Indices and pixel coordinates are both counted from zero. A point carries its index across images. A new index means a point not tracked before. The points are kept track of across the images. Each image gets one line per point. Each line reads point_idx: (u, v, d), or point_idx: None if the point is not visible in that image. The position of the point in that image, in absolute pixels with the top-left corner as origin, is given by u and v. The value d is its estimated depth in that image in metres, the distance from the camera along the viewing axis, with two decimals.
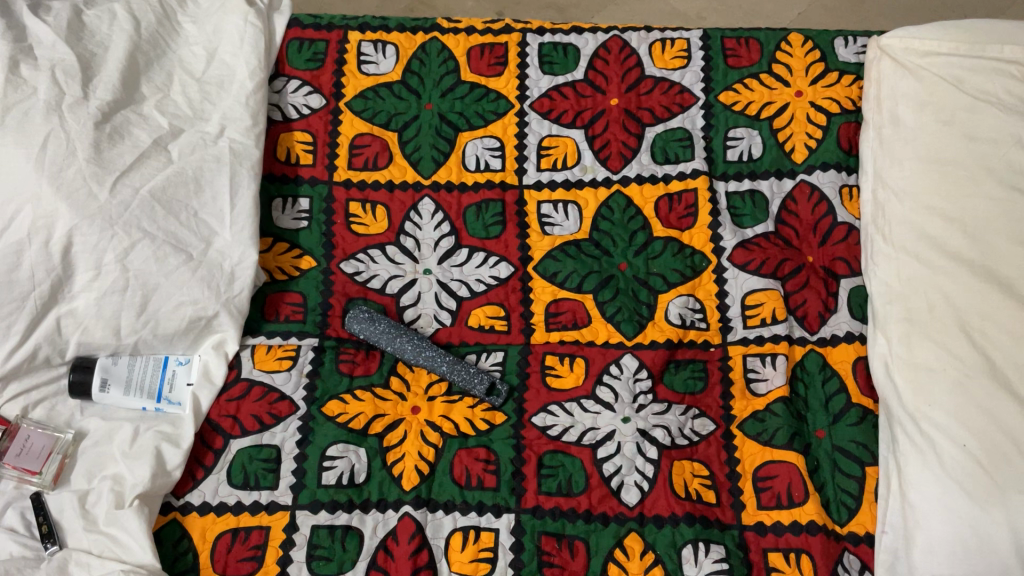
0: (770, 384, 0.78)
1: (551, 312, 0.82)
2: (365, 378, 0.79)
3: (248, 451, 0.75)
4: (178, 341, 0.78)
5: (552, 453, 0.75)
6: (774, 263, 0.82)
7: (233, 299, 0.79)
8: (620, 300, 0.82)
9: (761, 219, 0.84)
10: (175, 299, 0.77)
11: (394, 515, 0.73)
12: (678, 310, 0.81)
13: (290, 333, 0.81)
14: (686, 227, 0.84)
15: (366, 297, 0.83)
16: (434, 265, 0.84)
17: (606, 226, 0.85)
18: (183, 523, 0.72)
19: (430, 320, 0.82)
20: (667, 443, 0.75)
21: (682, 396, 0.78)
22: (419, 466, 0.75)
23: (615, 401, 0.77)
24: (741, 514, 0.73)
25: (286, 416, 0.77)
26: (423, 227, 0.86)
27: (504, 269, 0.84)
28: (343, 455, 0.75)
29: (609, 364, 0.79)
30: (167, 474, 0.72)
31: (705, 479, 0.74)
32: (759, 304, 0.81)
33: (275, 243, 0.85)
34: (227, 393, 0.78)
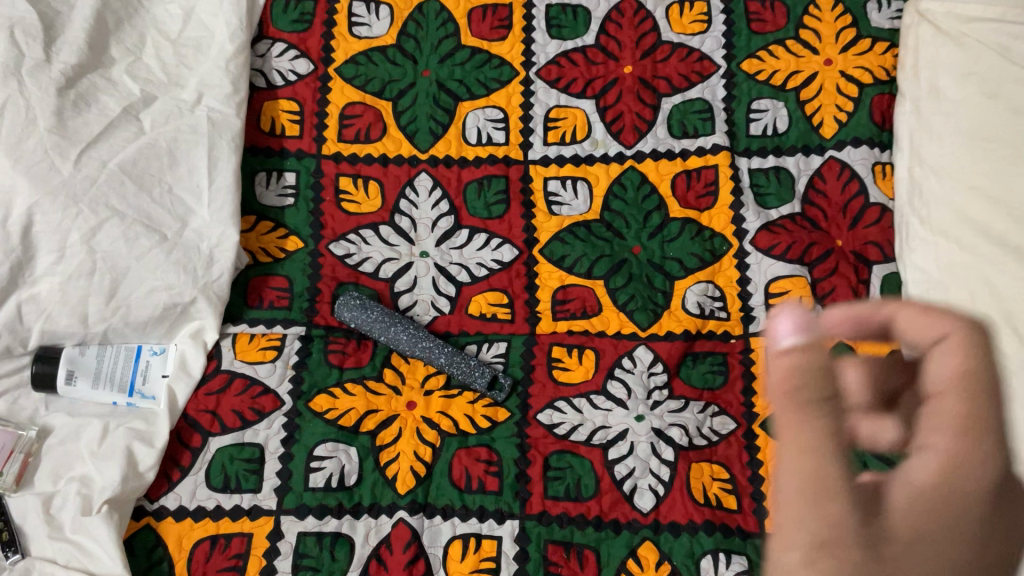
0: None
1: (558, 300, 0.75)
2: (356, 370, 0.73)
3: (230, 450, 0.69)
4: (152, 330, 0.72)
5: (560, 453, 0.69)
6: (800, 247, 0.75)
7: (211, 284, 0.72)
8: (634, 286, 0.75)
9: (786, 199, 0.78)
10: (147, 284, 0.70)
11: (388, 521, 0.67)
12: (696, 298, 0.74)
13: (274, 320, 0.75)
14: (705, 207, 0.77)
15: (358, 281, 0.76)
16: (431, 248, 0.78)
17: (619, 205, 0.78)
18: (158, 530, 0.66)
19: (427, 308, 0.76)
20: (684, 444, 0.69)
21: (701, 392, 0.72)
22: (415, 468, 0.69)
23: (628, 397, 0.71)
24: (764, 521, 0.67)
25: (270, 412, 0.71)
26: (420, 205, 0.79)
27: (508, 253, 0.77)
28: (332, 455, 0.69)
29: (621, 356, 0.73)
30: (139, 477, 0.66)
31: (726, 483, 0.68)
32: (783, 292, 0.74)
33: (258, 222, 0.78)
34: (206, 386, 0.72)
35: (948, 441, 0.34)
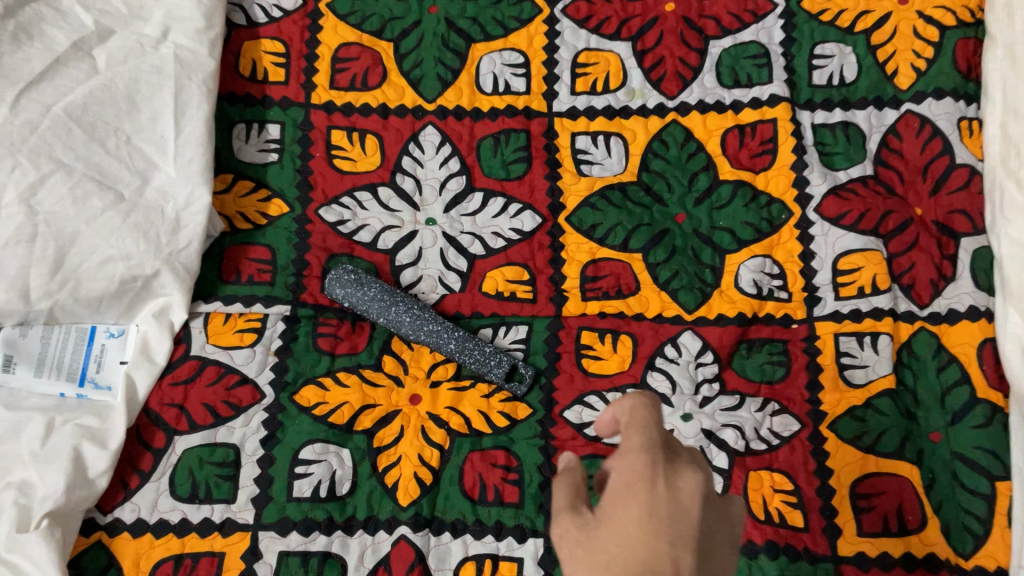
0: (871, 372, 0.60)
1: (587, 277, 0.64)
2: (350, 358, 0.62)
3: (199, 452, 0.58)
4: (108, 308, 0.60)
5: (592, 459, 0.59)
6: (875, 216, 0.64)
7: (177, 255, 0.60)
8: (678, 262, 0.64)
9: (856, 158, 0.66)
10: (100, 252, 0.59)
11: (387, 539, 0.56)
12: (751, 275, 0.63)
13: (254, 298, 0.63)
14: (761, 168, 0.66)
15: (353, 253, 0.65)
16: (438, 214, 0.66)
17: (660, 165, 0.66)
18: (110, 548, 0.55)
19: (434, 285, 0.64)
20: (740, 449, 0.58)
21: (758, 386, 0.61)
22: (420, 475, 0.58)
23: (672, 392, 0.60)
24: (836, 542, 0.56)
25: (248, 407, 0.60)
26: (426, 164, 0.67)
27: (529, 221, 0.66)
28: (321, 459, 0.58)
29: (663, 344, 0.62)
30: (89, 485, 0.55)
31: (789, 495, 0.57)
32: (854, 269, 0.63)
33: (235, 182, 0.66)
34: (172, 375, 0.60)
35: (564, 544, 0.37)
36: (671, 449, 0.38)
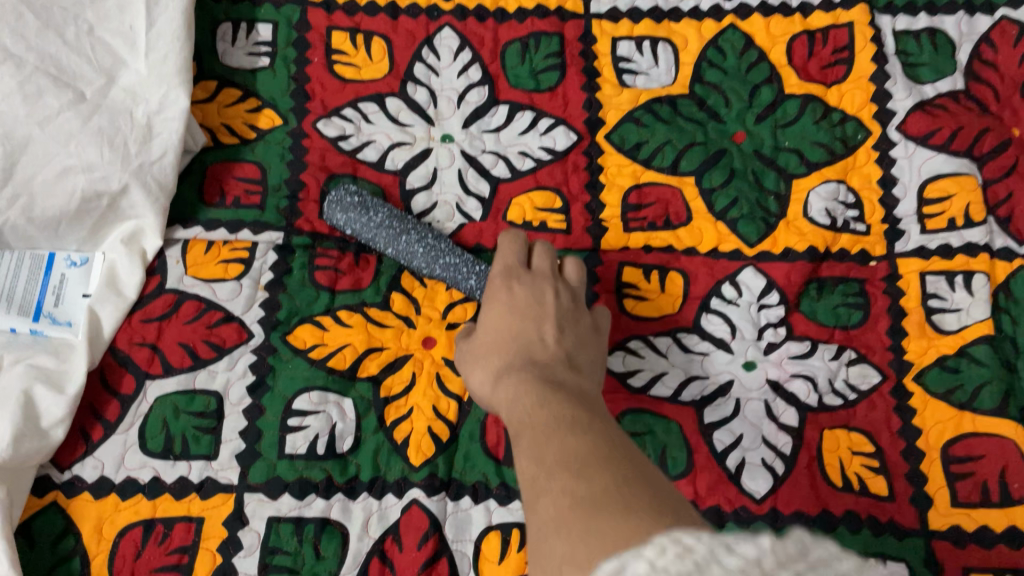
0: (965, 317, 0.51)
1: (630, 204, 0.55)
2: (353, 294, 0.53)
3: (174, 400, 0.49)
4: (68, 230, 0.51)
5: (636, 414, 0.50)
6: (969, 135, 0.55)
7: (149, 168, 0.51)
8: (737, 187, 0.55)
9: (945, 70, 0.57)
10: (57, 162, 0.50)
11: (396, 504, 0.47)
12: (823, 204, 0.54)
13: (240, 224, 0.54)
14: (833, 80, 0.57)
15: (356, 173, 0.56)
16: (456, 130, 0.57)
17: (715, 76, 0.57)
18: (67, 511, 0.46)
19: (450, 212, 0.55)
20: (812, 404, 0.50)
21: (832, 332, 0.52)
22: (435, 430, 0.49)
23: (732, 336, 0.51)
24: (926, 514, 0.47)
25: (233, 349, 0.51)
26: (442, 71, 0.58)
27: (562, 138, 0.56)
28: (318, 410, 0.49)
29: (720, 282, 0.53)
30: (43, 436, 0.46)
31: (870, 459, 0.49)
32: (942, 198, 0.54)
33: (220, 89, 0.57)
34: (144, 311, 0.51)
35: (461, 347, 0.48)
36: (542, 265, 0.48)
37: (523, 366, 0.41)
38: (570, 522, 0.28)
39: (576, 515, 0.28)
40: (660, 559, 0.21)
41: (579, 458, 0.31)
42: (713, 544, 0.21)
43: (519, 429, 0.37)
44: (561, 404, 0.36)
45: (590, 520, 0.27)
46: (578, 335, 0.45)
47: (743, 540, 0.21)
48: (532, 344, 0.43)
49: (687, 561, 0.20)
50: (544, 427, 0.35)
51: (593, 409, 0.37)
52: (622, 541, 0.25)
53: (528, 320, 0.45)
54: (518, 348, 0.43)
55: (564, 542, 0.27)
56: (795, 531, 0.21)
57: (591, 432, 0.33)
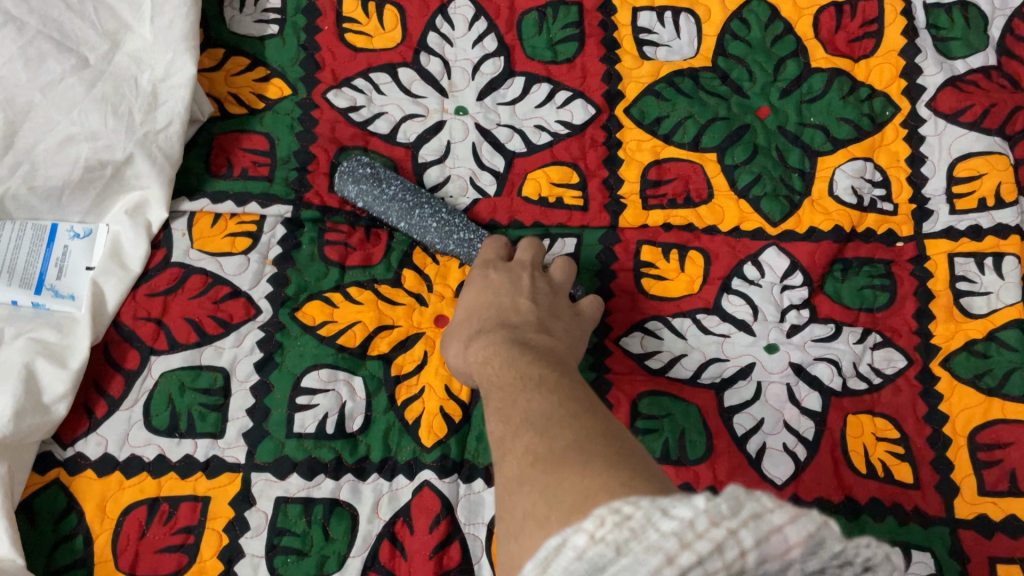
0: (995, 300, 0.50)
1: (650, 180, 0.53)
2: (364, 270, 0.51)
3: (180, 376, 0.48)
4: (72, 201, 0.50)
5: (653, 397, 0.48)
6: (1002, 112, 0.53)
7: (154, 137, 0.50)
8: (760, 164, 0.53)
9: (978, 45, 0.55)
10: (60, 130, 0.48)
11: (407, 486, 0.46)
12: (849, 182, 0.52)
13: (249, 197, 0.52)
14: (861, 54, 0.55)
15: (367, 145, 0.54)
16: (471, 102, 0.55)
17: (739, 49, 0.55)
18: (70, 489, 0.45)
19: (464, 186, 0.53)
20: (836, 388, 0.48)
21: (857, 314, 0.50)
22: (447, 411, 0.48)
23: (753, 318, 0.50)
24: (953, 503, 0.46)
25: (240, 324, 0.49)
26: (457, 42, 0.56)
27: (580, 112, 0.55)
28: (328, 389, 0.48)
29: (742, 262, 0.51)
30: (45, 412, 0.45)
31: (894, 445, 0.47)
32: (972, 177, 0.52)
33: (228, 57, 0.56)
34: (149, 284, 0.50)
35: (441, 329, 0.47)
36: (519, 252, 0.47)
37: (497, 331, 0.40)
38: (532, 481, 0.28)
39: (540, 472, 0.28)
40: (599, 530, 0.23)
41: (544, 417, 0.31)
42: (649, 509, 0.23)
43: (492, 389, 0.37)
44: (532, 365, 0.36)
45: (555, 477, 0.27)
46: (558, 306, 0.45)
47: (678, 503, 0.22)
48: (506, 311, 0.42)
49: (624, 529, 0.22)
50: (513, 385, 0.35)
51: (564, 370, 0.36)
52: (580, 503, 0.25)
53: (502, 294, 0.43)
54: (492, 316, 0.42)
55: (528, 499, 0.28)
56: (732, 487, 0.23)
57: (559, 390, 0.33)
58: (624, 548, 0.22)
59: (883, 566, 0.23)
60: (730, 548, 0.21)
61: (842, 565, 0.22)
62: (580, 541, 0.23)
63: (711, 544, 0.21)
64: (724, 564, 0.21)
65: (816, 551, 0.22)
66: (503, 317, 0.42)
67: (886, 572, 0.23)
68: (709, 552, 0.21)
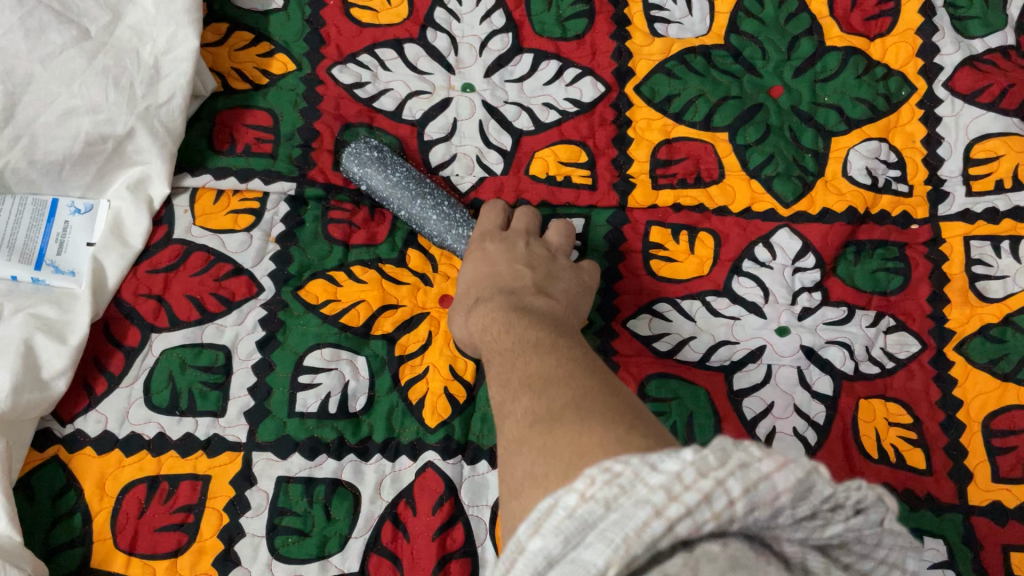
0: (1010, 284, 0.49)
1: (660, 160, 0.52)
2: (368, 249, 0.50)
3: (181, 354, 0.47)
4: (72, 176, 0.49)
5: (661, 378, 0.47)
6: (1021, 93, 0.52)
7: (156, 111, 0.49)
8: (772, 144, 0.52)
9: (997, 24, 0.53)
10: (60, 103, 0.47)
11: (410, 467, 0.45)
12: (864, 162, 0.51)
13: (252, 173, 0.52)
14: (876, 33, 0.54)
15: (373, 123, 0.53)
16: (477, 79, 0.54)
17: (752, 27, 0.54)
18: (69, 467, 0.45)
19: (469, 165, 0.52)
20: (847, 372, 0.47)
21: (870, 297, 0.49)
22: (452, 391, 0.47)
23: (764, 300, 0.49)
24: (966, 489, 0.45)
25: (242, 302, 0.49)
26: (464, 18, 0.55)
27: (589, 89, 0.54)
28: (331, 368, 0.47)
29: (753, 243, 0.50)
30: (44, 388, 0.44)
31: (907, 430, 0.46)
32: (989, 158, 0.51)
33: (232, 32, 0.55)
34: (150, 261, 0.49)
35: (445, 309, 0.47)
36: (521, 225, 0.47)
37: (494, 308, 0.40)
38: (529, 440, 0.28)
39: (534, 432, 0.28)
40: (589, 489, 0.22)
41: (542, 379, 0.31)
42: (637, 466, 0.22)
43: (493, 363, 0.37)
44: (530, 333, 0.36)
45: (550, 434, 0.27)
46: (559, 278, 0.44)
47: (666, 456, 0.22)
48: (505, 283, 0.42)
49: (613, 486, 0.22)
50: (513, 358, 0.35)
51: (562, 336, 0.36)
52: (574, 458, 0.25)
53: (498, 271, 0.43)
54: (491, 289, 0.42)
55: (526, 458, 0.27)
56: (718, 439, 0.22)
57: (557, 354, 0.33)
58: (613, 504, 0.21)
59: (876, 506, 0.23)
60: (719, 498, 0.21)
61: (835, 509, 0.22)
62: (571, 501, 0.22)
63: (699, 495, 0.21)
64: (711, 514, 0.21)
65: (804, 497, 0.21)
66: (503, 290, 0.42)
67: (879, 511, 0.23)
68: (697, 503, 0.21)
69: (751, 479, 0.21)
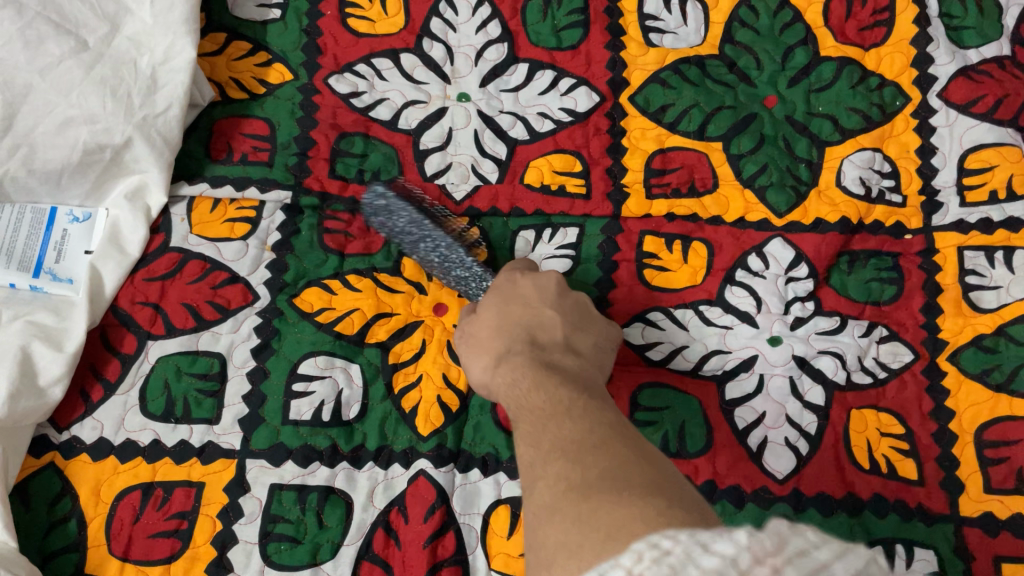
0: (1003, 295, 0.49)
1: (654, 170, 0.52)
2: (364, 258, 0.51)
3: (177, 361, 0.48)
4: (71, 185, 0.50)
5: (654, 388, 0.48)
6: (1016, 103, 0.52)
7: (154, 121, 0.49)
8: (766, 153, 0.52)
9: (992, 34, 0.53)
10: (58, 113, 0.48)
11: (402, 475, 0.46)
12: (858, 172, 0.51)
13: (248, 181, 0.52)
14: (872, 42, 0.54)
15: (369, 132, 0.53)
16: (473, 89, 0.54)
17: (746, 37, 0.54)
18: (65, 473, 0.45)
19: (464, 174, 0.53)
20: (839, 382, 0.47)
21: (863, 307, 0.49)
22: (445, 400, 0.47)
23: (756, 310, 0.49)
24: (958, 500, 0.45)
25: (238, 310, 0.49)
26: (460, 28, 0.55)
27: (584, 99, 0.54)
28: (325, 375, 0.48)
29: (745, 253, 0.50)
30: (41, 395, 0.45)
31: (899, 441, 0.46)
32: (983, 169, 0.51)
33: (230, 42, 0.55)
34: (147, 269, 0.50)
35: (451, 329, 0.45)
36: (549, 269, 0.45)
37: (520, 354, 0.39)
38: (563, 509, 0.28)
39: (572, 501, 0.28)
40: (635, 565, 0.22)
41: (574, 442, 0.31)
42: (688, 545, 0.22)
43: (519, 415, 0.36)
44: (559, 388, 0.36)
45: (587, 505, 0.27)
46: (588, 328, 0.43)
47: (719, 539, 0.21)
48: (532, 330, 0.41)
49: (663, 564, 0.21)
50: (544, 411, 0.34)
51: (593, 396, 0.36)
52: (611, 531, 0.25)
53: (523, 311, 0.42)
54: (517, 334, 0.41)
55: (559, 527, 0.27)
56: (774, 523, 0.22)
57: (589, 417, 0.33)
58: None
59: None
60: None
61: None
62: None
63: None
64: None
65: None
66: (529, 334, 0.40)
67: None
68: None
69: (810, 567, 0.20)
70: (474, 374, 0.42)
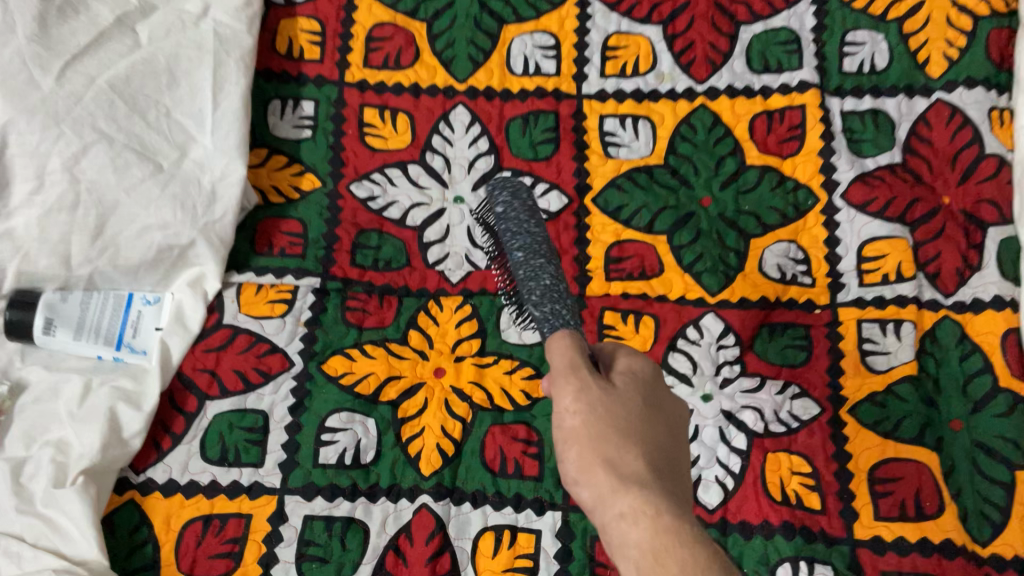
0: (893, 358, 0.61)
1: (612, 257, 0.65)
2: (378, 331, 0.63)
3: (229, 417, 0.60)
4: (145, 275, 0.62)
5: None
6: (902, 203, 0.64)
7: (213, 226, 0.62)
8: (702, 244, 0.64)
9: (885, 146, 0.66)
10: (139, 221, 0.61)
11: (409, 507, 0.57)
12: (776, 260, 0.64)
13: (285, 270, 0.65)
14: (788, 153, 0.66)
15: (382, 229, 0.66)
16: (466, 193, 0.67)
17: (687, 149, 0.67)
18: (142, 507, 0.57)
19: (459, 263, 0.65)
20: (758, 430, 0.59)
21: (779, 369, 0.61)
22: (442, 446, 0.59)
23: (693, 372, 0.61)
24: (853, 525, 0.56)
25: (278, 374, 0.61)
26: (455, 143, 0.68)
27: (556, 200, 0.66)
28: (346, 428, 0.60)
29: (685, 326, 0.62)
30: (123, 445, 0.57)
31: (807, 478, 0.58)
32: (878, 256, 0.63)
33: (270, 156, 0.68)
34: (205, 342, 0.62)
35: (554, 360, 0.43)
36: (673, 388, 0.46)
37: (665, 479, 0.39)
38: None
39: None
40: None
41: None
42: None
43: (664, 542, 0.35)
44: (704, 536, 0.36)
45: None
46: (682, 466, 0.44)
47: None
48: (672, 458, 0.41)
49: None
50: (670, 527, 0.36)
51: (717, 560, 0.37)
52: None
53: (661, 423, 0.42)
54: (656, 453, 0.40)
55: None
56: None
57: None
58: None
59: None
60: None
61: None
62: None
63: None
64: None
65: None
66: (668, 458, 0.41)
67: None
68: None
69: None
70: (596, 464, 0.39)
